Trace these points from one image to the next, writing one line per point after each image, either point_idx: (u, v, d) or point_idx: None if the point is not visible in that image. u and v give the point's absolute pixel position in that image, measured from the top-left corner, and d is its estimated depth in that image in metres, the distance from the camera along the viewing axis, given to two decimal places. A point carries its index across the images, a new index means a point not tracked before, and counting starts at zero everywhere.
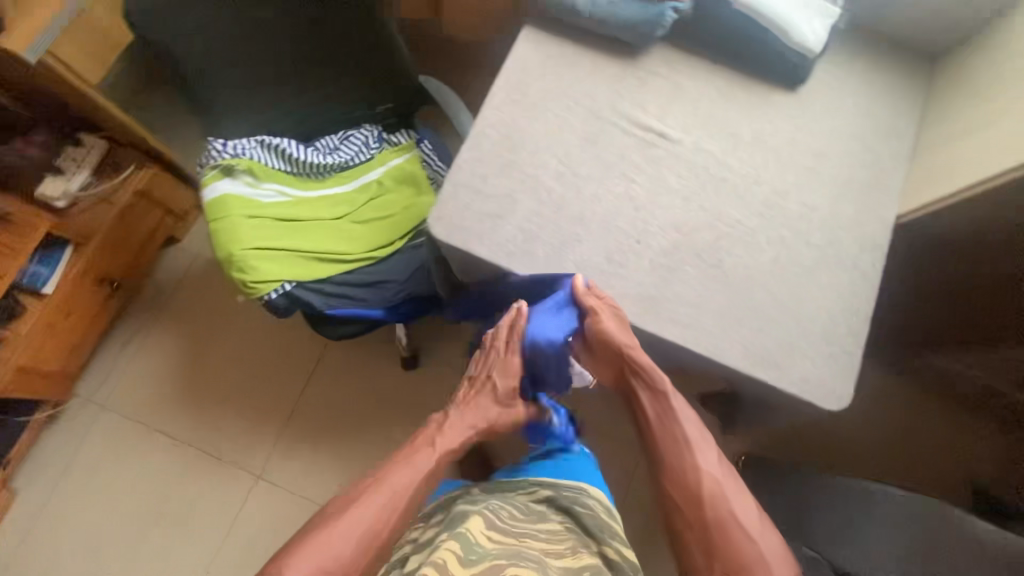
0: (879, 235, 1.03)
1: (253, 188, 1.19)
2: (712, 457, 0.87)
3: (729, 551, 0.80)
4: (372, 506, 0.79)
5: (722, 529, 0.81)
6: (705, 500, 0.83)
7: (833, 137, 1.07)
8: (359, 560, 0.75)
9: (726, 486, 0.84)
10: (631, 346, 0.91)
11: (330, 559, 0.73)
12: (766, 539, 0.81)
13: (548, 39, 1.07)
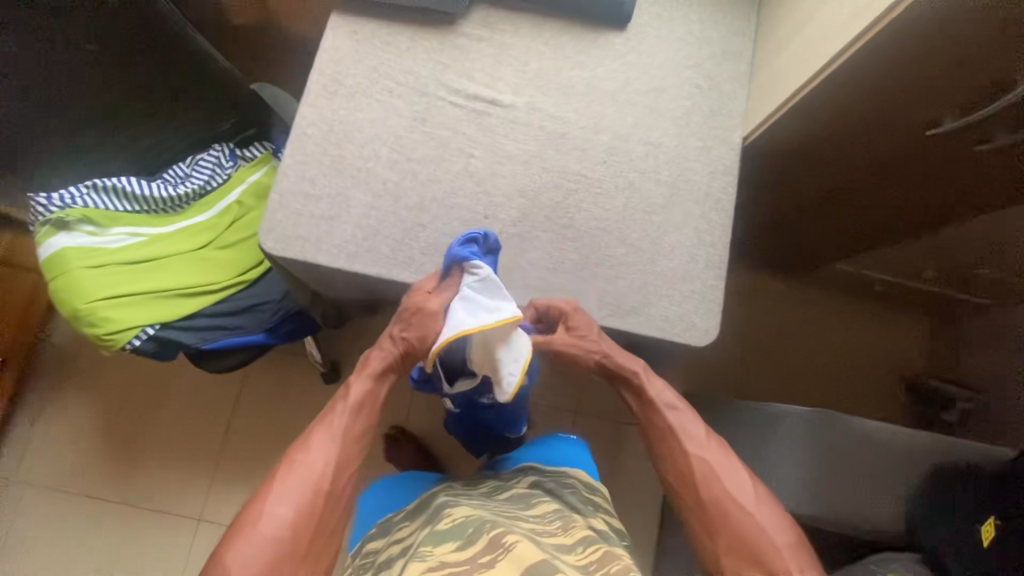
0: (728, 160, 1.01)
1: (97, 236, 1.12)
2: (700, 432, 0.85)
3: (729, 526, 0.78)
4: (303, 469, 0.80)
5: (719, 507, 0.79)
6: (698, 482, 0.81)
7: (669, 68, 1.05)
8: (299, 515, 0.76)
9: (712, 456, 0.83)
10: (600, 353, 0.89)
11: (270, 523, 0.75)
12: (762, 503, 0.79)
13: (358, 24, 1.02)
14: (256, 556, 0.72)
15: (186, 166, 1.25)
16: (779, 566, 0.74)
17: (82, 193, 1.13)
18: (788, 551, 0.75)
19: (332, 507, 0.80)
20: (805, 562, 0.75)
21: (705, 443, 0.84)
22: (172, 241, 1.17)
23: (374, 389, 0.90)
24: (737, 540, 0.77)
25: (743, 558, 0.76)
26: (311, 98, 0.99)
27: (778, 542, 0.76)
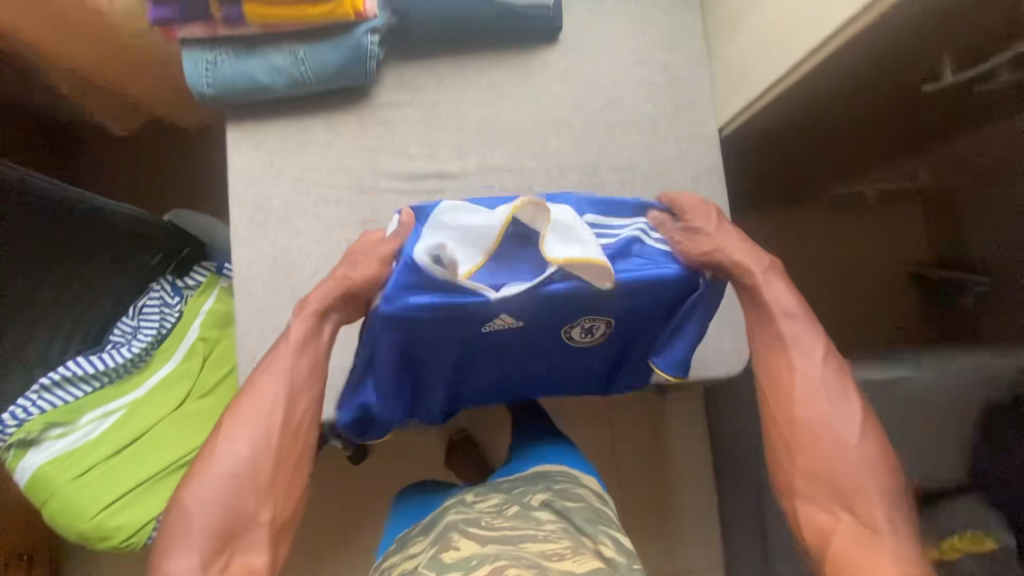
0: (709, 161, 0.92)
1: (70, 434, 1.02)
2: (822, 368, 0.67)
3: (816, 450, 0.64)
4: (254, 406, 0.68)
5: (813, 438, 0.64)
6: (796, 400, 0.66)
7: (616, 75, 0.92)
8: (259, 457, 0.65)
9: (820, 393, 0.66)
10: (712, 248, 0.71)
11: (232, 464, 0.64)
12: (867, 441, 0.64)
13: (262, 132, 0.88)
14: (214, 493, 0.63)
15: (131, 318, 1.12)
16: (857, 500, 0.61)
17: (33, 398, 1.00)
18: (873, 497, 0.61)
19: (288, 449, 0.67)
20: (882, 488, 0.61)
21: (818, 360, 0.68)
22: (149, 408, 1.07)
23: (317, 327, 0.74)
24: (825, 467, 0.63)
25: (823, 481, 0.63)
26: (240, 236, 0.86)
27: (855, 472, 0.62)
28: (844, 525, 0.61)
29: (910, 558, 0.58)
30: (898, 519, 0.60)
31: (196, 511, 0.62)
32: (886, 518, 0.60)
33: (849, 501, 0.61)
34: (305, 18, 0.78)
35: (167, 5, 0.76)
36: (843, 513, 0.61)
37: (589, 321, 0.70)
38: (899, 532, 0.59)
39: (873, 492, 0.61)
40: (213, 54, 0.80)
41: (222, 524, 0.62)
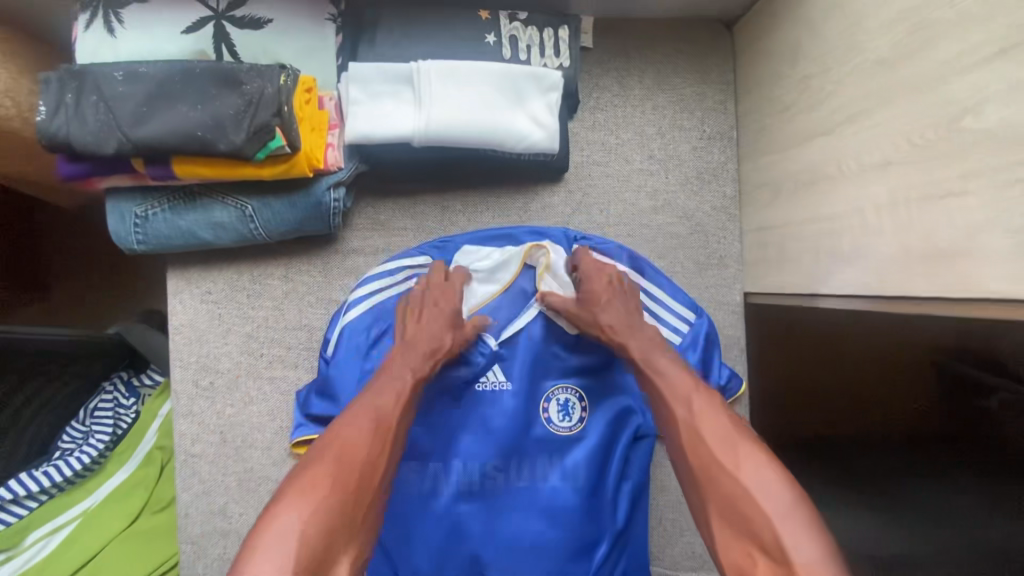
0: (730, 333, 0.79)
1: (12, 560, 0.89)
2: (686, 387, 0.58)
3: (723, 492, 0.49)
4: (356, 426, 0.53)
5: (705, 475, 0.51)
6: (693, 450, 0.53)
7: (628, 224, 0.78)
8: (358, 484, 0.49)
9: (705, 417, 0.54)
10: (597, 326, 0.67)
11: (328, 500, 0.47)
12: (758, 465, 0.49)
13: (208, 280, 0.75)
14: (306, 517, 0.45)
15: (81, 423, 1.01)
16: (764, 530, 0.46)
17: None
18: (776, 520, 0.46)
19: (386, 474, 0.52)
20: (805, 517, 0.46)
21: (680, 384, 0.58)
22: (99, 524, 0.94)
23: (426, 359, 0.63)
24: (724, 502, 0.49)
25: (723, 517, 0.49)
26: (183, 404, 0.75)
27: (765, 507, 0.47)
28: (763, 568, 0.45)
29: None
30: (809, 539, 0.44)
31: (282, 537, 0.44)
32: (801, 540, 0.45)
33: (756, 534, 0.46)
34: (250, 178, 0.63)
35: (81, 162, 0.61)
36: (758, 549, 0.46)
37: (561, 392, 0.76)
38: (823, 554, 0.43)
39: (787, 520, 0.46)
40: (144, 206, 0.67)
41: (312, 556, 0.44)
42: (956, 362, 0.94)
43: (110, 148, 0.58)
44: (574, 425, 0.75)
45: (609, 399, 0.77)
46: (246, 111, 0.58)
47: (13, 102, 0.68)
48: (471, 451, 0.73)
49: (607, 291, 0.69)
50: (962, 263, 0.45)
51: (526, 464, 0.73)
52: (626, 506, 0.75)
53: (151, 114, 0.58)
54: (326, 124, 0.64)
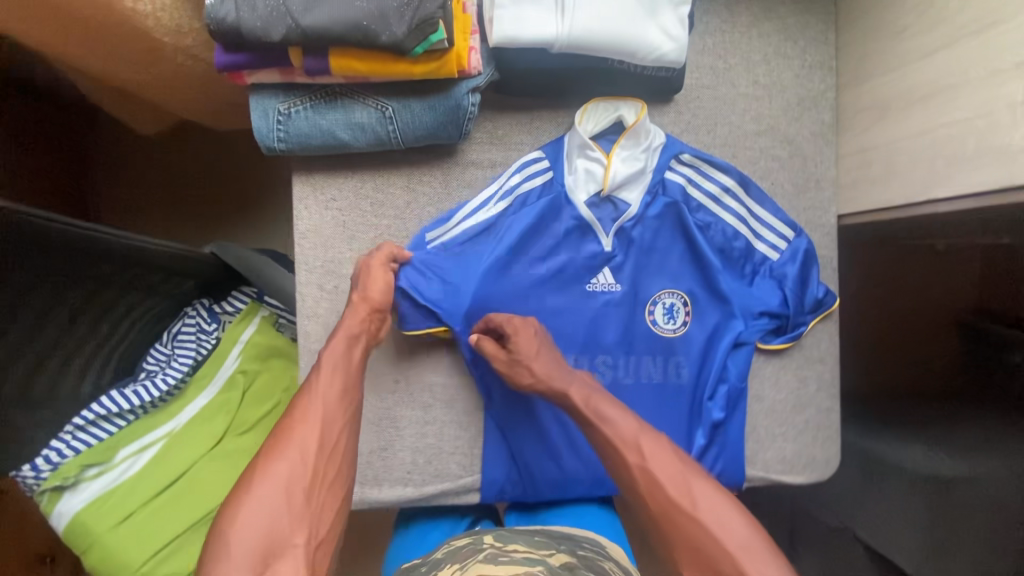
0: (826, 254, 0.83)
1: (107, 474, 0.96)
2: (634, 429, 0.65)
3: (691, 532, 0.58)
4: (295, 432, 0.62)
5: (670, 521, 0.59)
6: (657, 499, 0.60)
7: (733, 148, 0.82)
8: (297, 480, 0.59)
9: (655, 459, 0.62)
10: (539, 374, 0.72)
11: (272, 502, 0.57)
12: (716, 503, 0.59)
13: (334, 186, 0.77)
14: (253, 517, 0.55)
15: (165, 346, 1.05)
16: (727, 564, 0.55)
17: (67, 439, 0.93)
18: (739, 554, 0.55)
19: (325, 465, 0.62)
20: (763, 545, 0.56)
21: (628, 429, 0.65)
22: (185, 443, 1.01)
23: (351, 347, 0.70)
24: (689, 547, 0.58)
25: (692, 563, 0.57)
26: (307, 306, 0.77)
27: (728, 543, 0.56)
28: None
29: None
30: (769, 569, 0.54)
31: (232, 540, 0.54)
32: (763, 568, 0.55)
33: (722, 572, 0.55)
34: (400, 75, 0.65)
35: (239, 53, 0.62)
36: None
37: (668, 296, 0.81)
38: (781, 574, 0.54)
39: (747, 552, 0.55)
40: (286, 103, 0.68)
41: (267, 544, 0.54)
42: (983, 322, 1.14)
43: (278, 34, 0.59)
44: (679, 326, 0.81)
45: (714, 307, 0.81)
46: (410, 4, 0.60)
47: (152, 0, 0.69)
48: (582, 349, 0.80)
49: (534, 345, 0.73)
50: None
51: (630, 363, 0.80)
52: (722, 407, 0.80)
53: (319, 2, 0.59)
54: (470, 28, 0.66)
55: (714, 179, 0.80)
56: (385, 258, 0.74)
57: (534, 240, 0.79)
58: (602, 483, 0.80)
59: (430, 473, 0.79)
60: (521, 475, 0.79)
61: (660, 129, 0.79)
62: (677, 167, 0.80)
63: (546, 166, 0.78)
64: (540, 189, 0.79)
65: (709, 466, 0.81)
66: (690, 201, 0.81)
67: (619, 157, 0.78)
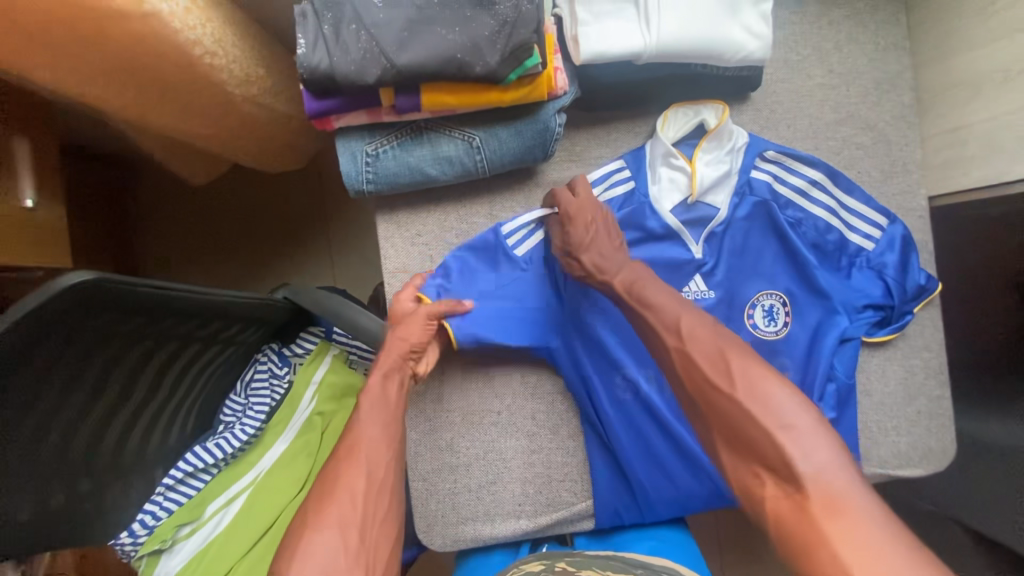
0: (921, 239, 0.81)
1: (199, 532, 0.95)
2: (675, 313, 0.62)
3: (726, 410, 0.55)
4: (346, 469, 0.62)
5: (706, 402, 0.57)
6: (695, 380, 0.58)
7: (814, 139, 0.80)
8: (350, 516, 0.59)
9: (694, 340, 0.59)
10: (586, 257, 0.69)
11: (327, 541, 0.57)
12: (753, 377, 0.55)
13: (418, 219, 0.75)
14: (311, 558, 0.55)
15: (240, 395, 1.04)
16: (767, 449, 0.52)
17: (160, 500, 0.93)
18: (777, 433, 0.52)
19: (377, 497, 0.62)
20: (808, 424, 0.52)
21: (669, 309, 0.62)
22: (271, 491, 0.99)
23: (394, 377, 0.70)
24: (727, 429, 0.55)
25: (730, 444, 0.55)
26: None
27: (766, 423, 0.53)
28: (770, 483, 0.52)
29: (855, 489, 0.49)
30: (819, 450, 0.51)
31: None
32: (808, 452, 0.51)
33: (761, 451, 0.53)
34: (490, 102, 0.63)
35: (329, 98, 0.62)
36: (764, 470, 0.53)
37: (765, 297, 0.78)
38: (823, 457, 0.50)
39: (788, 429, 0.52)
40: (372, 144, 0.67)
41: None
42: None
43: (372, 76, 0.58)
44: (780, 328, 0.78)
45: (815, 305, 0.78)
46: (502, 31, 0.59)
47: (226, 54, 0.68)
48: None
49: (588, 231, 0.69)
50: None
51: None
52: (834, 406, 0.78)
53: (412, 39, 0.58)
54: (555, 47, 0.64)
55: (801, 174, 0.78)
56: (438, 306, 0.70)
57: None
58: (722, 498, 0.76)
59: (543, 503, 0.77)
60: (636, 498, 0.76)
61: (742, 129, 0.77)
62: (762, 164, 0.78)
63: (628, 176, 0.76)
64: (619, 200, 0.76)
65: None
66: (779, 199, 0.78)
67: (704, 162, 0.76)
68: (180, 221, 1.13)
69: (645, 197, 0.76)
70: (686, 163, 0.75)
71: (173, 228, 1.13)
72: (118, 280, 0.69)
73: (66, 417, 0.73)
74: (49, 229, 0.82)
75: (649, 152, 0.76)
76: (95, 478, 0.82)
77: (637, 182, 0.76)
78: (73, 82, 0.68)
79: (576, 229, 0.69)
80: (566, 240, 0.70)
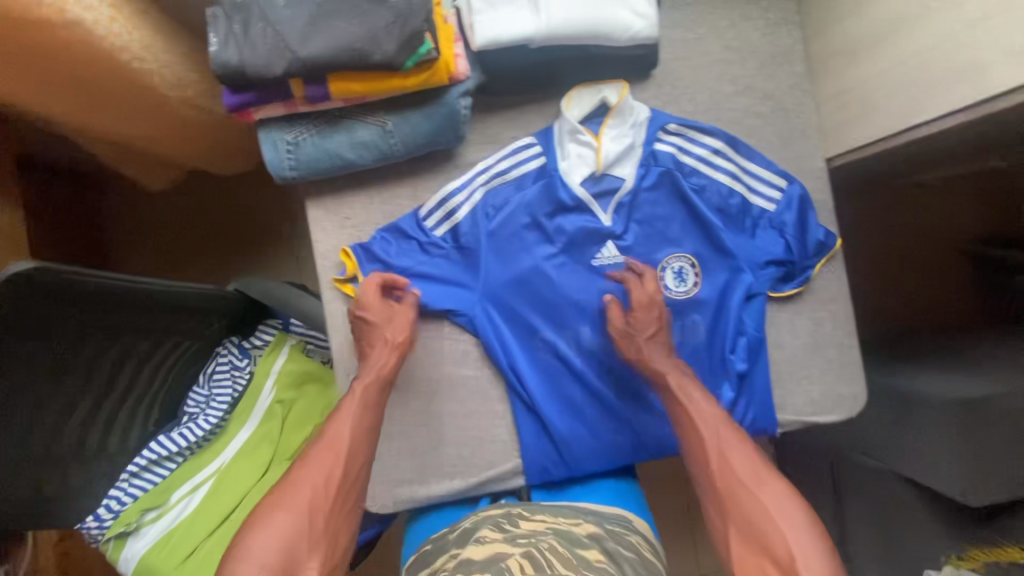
0: (820, 198, 0.86)
1: (164, 517, 1.00)
2: (716, 419, 0.71)
3: (748, 509, 0.64)
4: (322, 461, 0.68)
5: (732, 496, 0.65)
6: (726, 476, 0.66)
7: (715, 110, 0.86)
8: (317, 507, 0.65)
9: (728, 446, 0.69)
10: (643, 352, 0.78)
11: (295, 524, 0.62)
12: (775, 490, 0.64)
13: (345, 203, 0.81)
14: (278, 537, 0.61)
15: (203, 386, 1.09)
16: (779, 548, 0.60)
17: (124, 486, 0.99)
18: (792, 540, 0.60)
19: (347, 494, 0.68)
20: (816, 533, 0.61)
21: (710, 414, 0.71)
22: (234, 476, 1.04)
23: (381, 390, 0.75)
24: (742, 521, 0.64)
25: (743, 533, 0.63)
26: (337, 322, 0.80)
27: (782, 526, 0.61)
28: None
29: None
30: (815, 555, 0.59)
31: (255, 553, 0.60)
32: (811, 558, 0.59)
33: (771, 548, 0.61)
34: (396, 89, 0.69)
35: (244, 92, 0.68)
36: (770, 564, 0.60)
37: (674, 260, 0.84)
38: (826, 564, 0.59)
39: (800, 535, 0.61)
40: (292, 133, 0.73)
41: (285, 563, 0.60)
42: (986, 247, 1.25)
43: (280, 67, 0.64)
44: (690, 288, 0.84)
45: (721, 264, 0.84)
46: (394, 22, 0.65)
47: (155, 58, 0.74)
48: (599, 322, 0.83)
49: (650, 323, 0.79)
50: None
51: None
52: (744, 358, 0.83)
53: (312, 34, 0.64)
54: (453, 36, 0.70)
55: (702, 143, 0.84)
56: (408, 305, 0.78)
57: (536, 220, 0.83)
58: (643, 448, 0.82)
59: (476, 463, 0.82)
60: (561, 453, 0.82)
61: (643, 105, 0.83)
62: (665, 136, 0.84)
63: (538, 152, 0.82)
64: (533, 174, 0.82)
65: (741, 416, 0.83)
66: (683, 168, 0.84)
67: (609, 137, 0.81)
68: (144, 227, 1.19)
69: (558, 172, 0.82)
70: (592, 138, 0.82)
71: (138, 233, 1.18)
72: (69, 271, 0.75)
73: (25, 403, 0.78)
74: (6, 234, 0.88)
75: (558, 130, 0.82)
76: (60, 465, 0.88)
77: (548, 158, 0.82)
78: (16, 92, 0.74)
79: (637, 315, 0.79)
80: (628, 323, 0.79)
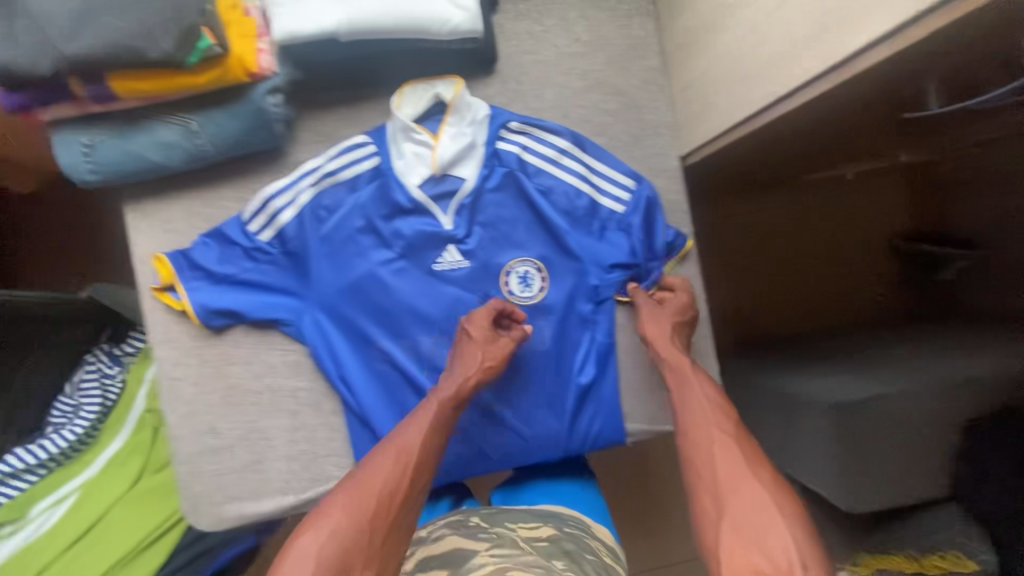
0: (674, 197, 0.82)
1: (21, 531, 0.93)
2: (720, 420, 0.69)
3: (745, 509, 0.60)
4: (384, 463, 0.65)
5: (733, 492, 0.62)
6: (726, 473, 0.63)
7: (563, 105, 0.82)
8: (375, 524, 0.60)
9: (729, 452, 0.65)
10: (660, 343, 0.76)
11: (346, 538, 0.58)
12: (779, 497, 0.60)
13: (166, 207, 0.77)
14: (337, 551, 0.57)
15: (71, 396, 1.00)
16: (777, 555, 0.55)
17: None
18: (793, 545, 0.56)
19: (409, 515, 0.63)
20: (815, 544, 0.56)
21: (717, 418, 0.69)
22: (100, 491, 0.95)
23: (455, 411, 0.71)
24: (737, 520, 0.60)
25: (740, 534, 0.58)
26: (158, 332, 0.77)
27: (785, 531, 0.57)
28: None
29: None
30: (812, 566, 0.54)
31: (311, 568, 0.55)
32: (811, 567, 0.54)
33: (770, 553, 0.56)
34: (188, 87, 0.65)
35: (19, 92, 0.64)
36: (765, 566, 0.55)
37: (519, 264, 0.80)
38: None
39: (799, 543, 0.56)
40: (90, 135, 0.69)
41: None
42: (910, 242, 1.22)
43: (45, 66, 0.60)
44: (536, 293, 0.80)
45: (568, 268, 0.81)
46: (168, 15, 0.61)
47: None
48: (439, 330, 0.80)
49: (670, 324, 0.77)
50: (870, 9, 0.49)
51: None
52: (591, 366, 0.80)
53: (78, 29, 0.60)
54: (254, 31, 0.68)
55: (548, 142, 0.80)
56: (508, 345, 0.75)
57: (373, 222, 0.79)
58: (483, 459, 0.80)
59: (308, 478, 0.78)
60: None
61: (483, 103, 0.79)
62: (508, 133, 0.80)
63: (371, 152, 0.78)
64: (367, 174, 0.78)
65: (587, 425, 0.81)
66: (528, 168, 0.80)
67: (447, 135, 0.78)
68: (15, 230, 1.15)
69: (394, 173, 0.78)
70: (428, 136, 0.78)
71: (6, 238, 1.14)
72: None
73: None
74: None
75: (392, 129, 0.78)
76: None
77: (382, 158, 0.78)
78: None
79: (650, 315, 0.77)
80: (651, 320, 0.76)
